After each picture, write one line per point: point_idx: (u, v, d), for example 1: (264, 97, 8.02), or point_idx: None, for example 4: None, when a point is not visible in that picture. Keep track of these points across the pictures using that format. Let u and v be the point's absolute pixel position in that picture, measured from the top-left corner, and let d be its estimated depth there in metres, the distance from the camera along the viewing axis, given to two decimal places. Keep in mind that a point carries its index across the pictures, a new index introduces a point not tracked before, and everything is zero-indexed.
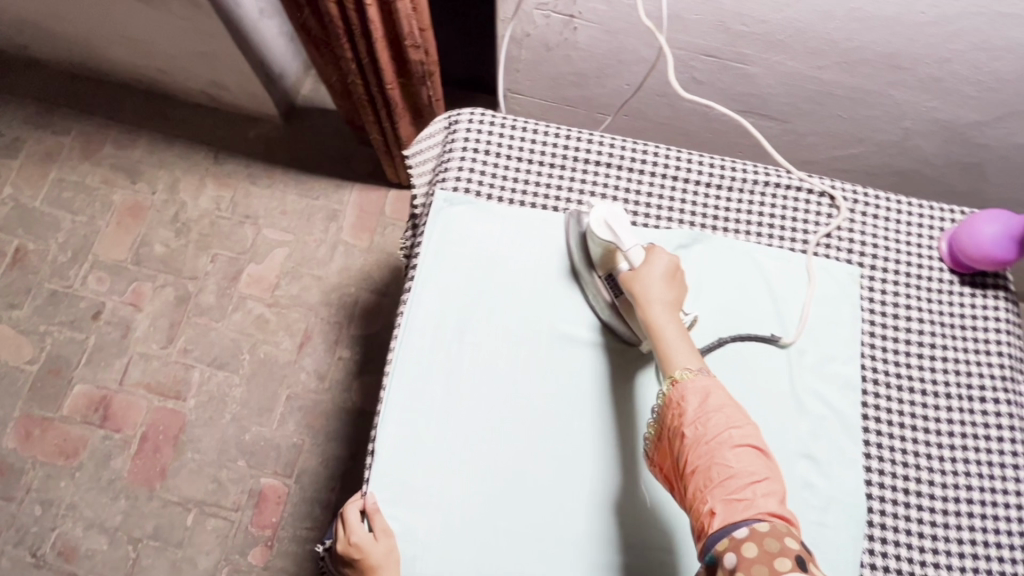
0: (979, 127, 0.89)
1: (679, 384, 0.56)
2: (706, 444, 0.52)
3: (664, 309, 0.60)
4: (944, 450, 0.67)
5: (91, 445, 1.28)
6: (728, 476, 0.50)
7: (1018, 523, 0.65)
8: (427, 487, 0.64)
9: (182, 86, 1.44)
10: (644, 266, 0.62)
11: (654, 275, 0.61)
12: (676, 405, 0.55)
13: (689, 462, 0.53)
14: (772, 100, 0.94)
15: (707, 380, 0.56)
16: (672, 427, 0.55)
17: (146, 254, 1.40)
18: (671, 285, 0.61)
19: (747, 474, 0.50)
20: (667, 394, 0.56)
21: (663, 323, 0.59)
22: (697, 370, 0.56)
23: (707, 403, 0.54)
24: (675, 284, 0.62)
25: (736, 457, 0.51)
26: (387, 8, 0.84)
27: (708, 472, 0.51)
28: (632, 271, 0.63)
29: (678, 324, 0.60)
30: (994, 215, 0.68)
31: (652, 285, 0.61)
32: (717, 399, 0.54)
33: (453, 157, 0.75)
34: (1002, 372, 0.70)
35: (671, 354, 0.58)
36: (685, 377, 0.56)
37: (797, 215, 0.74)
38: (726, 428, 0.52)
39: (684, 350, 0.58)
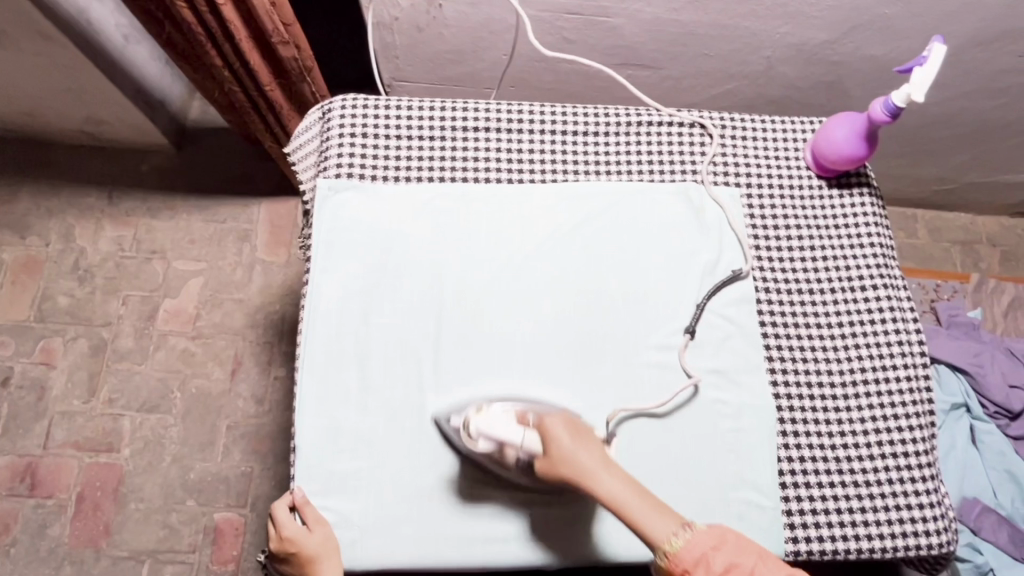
0: (829, 46, 0.95)
1: (677, 558, 0.54)
2: None
3: (603, 475, 0.57)
4: (836, 342, 0.73)
5: (24, 517, 1.20)
6: None
7: (910, 395, 0.71)
8: (355, 473, 0.64)
9: (58, 128, 1.36)
10: (554, 439, 0.58)
11: (566, 452, 0.58)
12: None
13: None
14: (642, 49, 0.98)
15: (694, 536, 0.54)
16: None
17: (51, 308, 1.32)
18: (583, 444, 0.58)
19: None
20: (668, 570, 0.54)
21: (613, 491, 0.56)
22: (680, 527, 0.55)
23: (711, 565, 0.53)
24: (589, 439, 0.59)
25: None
26: (244, 6, 0.82)
27: None
28: (544, 459, 0.58)
29: (626, 482, 0.57)
30: (843, 116, 0.73)
31: (579, 461, 0.57)
32: (714, 555, 0.53)
33: (331, 144, 0.74)
34: (876, 261, 0.76)
35: (646, 527, 0.55)
36: (679, 546, 0.54)
37: (673, 149, 0.78)
38: None
39: (656, 518, 0.55)
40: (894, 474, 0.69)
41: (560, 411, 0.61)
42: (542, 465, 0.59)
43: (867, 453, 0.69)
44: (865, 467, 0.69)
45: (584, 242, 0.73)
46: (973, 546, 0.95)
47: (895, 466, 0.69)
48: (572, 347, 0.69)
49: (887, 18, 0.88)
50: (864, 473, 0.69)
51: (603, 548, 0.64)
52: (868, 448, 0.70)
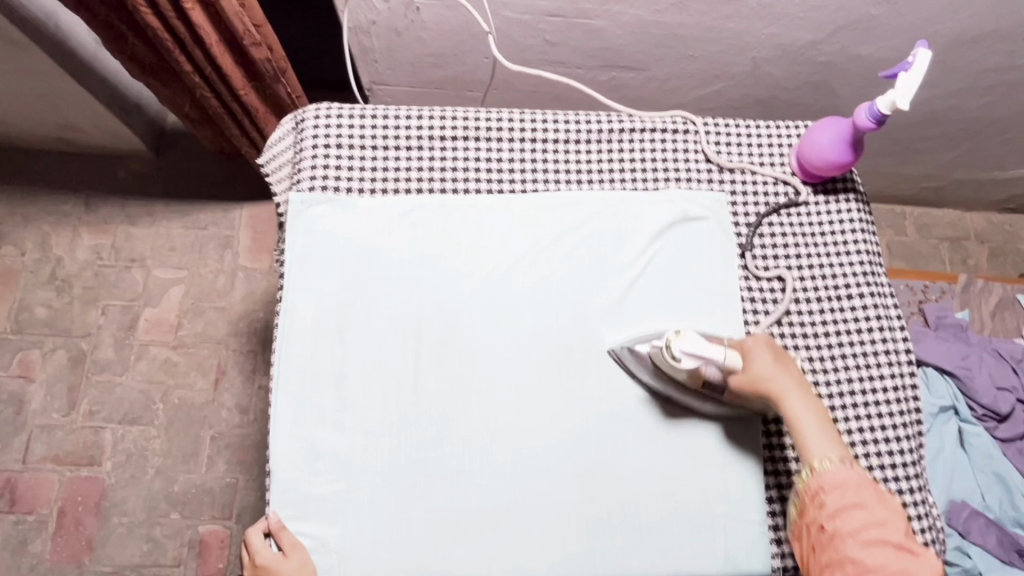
0: (816, 46, 0.93)
1: (821, 474, 0.57)
2: (841, 538, 0.55)
3: (797, 397, 0.61)
4: (822, 352, 0.72)
5: (4, 534, 1.18)
6: (861, 570, 0.53)
7: (897, 405, 0.71)
8: (332, 496, 0.62)
9: (31, 135, 1.32)
10: (758, 359, 0.63)
11: (766, 369, 0.62)
12: (815, 496, 0.57)
13: (826, 556, 0.55)
14: (626, 50, 0.96)
15: (850, 473, 0.57)
16: (809, 522, 0.57)
17: (28, 319, 1.29)
18: (785, 366, 0.63)
19: (884, 570, 0.52)
20: (806, 482, 0.58)
21: (797, 409, 0.60)
22: (840, 459, 0.58)
23: (847, 498, 0.56)
24: (787, 363, 0.63)
25: (872, 552, 0.53)
26: (213, 9, 0.80)
27: (840, 563, 0.54)
28: (742, 376, 0.62)
29: (811, 406, 0.61)
30: (828, 121, 0.72)
31: (772, 374, 0.62)
32: (853, 499, 0.55)
33: (305, 156, 0.72)
34: (863, 269, 0.75)
35: (808, 443, 0.59)
36: (826, 467, 0.58)
37: (657, 155, 0.76)
38: (862, 523, 0.54)
39: (823, 439, 0.59)
40: (881, 487, 0.68)
41: (760, 335, 0.65)
42: (739, 382, 0.62)
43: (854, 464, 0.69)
44: None
45: (567, 255, 0.71)
46: (962, 550, 0.95)
47: (881, 478, 0.68)
48: (554, 362, 0.68)
49: (872, 18, 0.87)
50: None
51: (588, 568, 0.63)
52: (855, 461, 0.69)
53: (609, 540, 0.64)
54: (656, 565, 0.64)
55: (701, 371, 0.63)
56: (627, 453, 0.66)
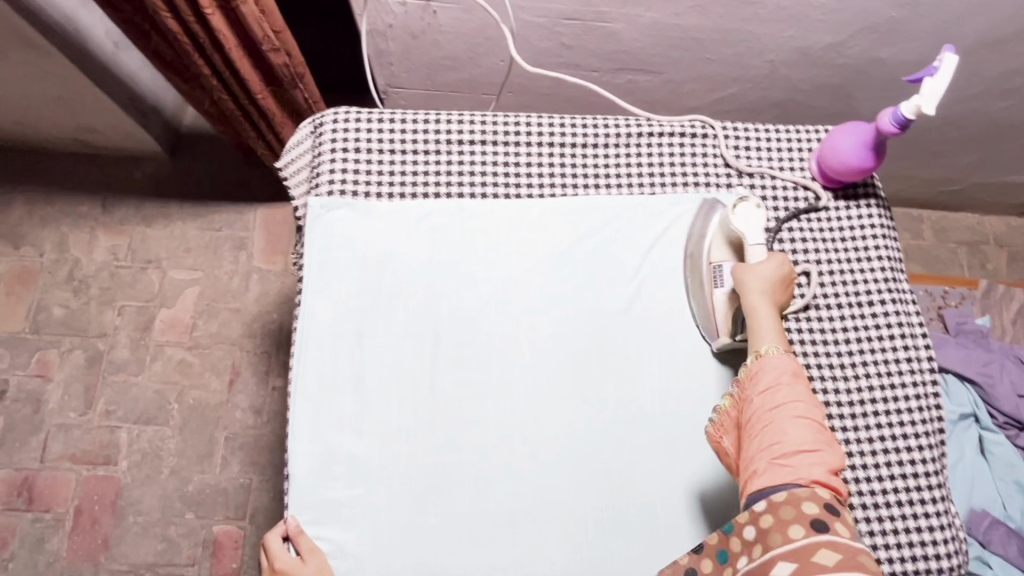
0: (835, 49, 0.92)
1: (764, 358, 0.58)
2: (766, 413, 0.55)
3: (762, 298, 0.62)
4: (843, 359, 0.71)
5: (22, 531, 1.20)
6: (778, 443, 0.54)
7: (919, 414, 0.70)
8: (350, 501, 0.62)
9: (50, 137, 1.34)
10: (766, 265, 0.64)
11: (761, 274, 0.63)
12: (753, 377, 0.58)
13: (750, 430, 0.56)
14: (642, 54, 0.95)
15: (790, 364, 0.58)
16: (741, 402, 0.58)
17: (46, 319, 1.31)
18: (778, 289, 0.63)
19: (802, 445, 0.53)
20: (749, 366, 0.59)
21: (760, 308, 0.62)
22: (784, 350, 0.59)
23: (781, 380, 0.57)
24: (782, 293, 0.64)
25: (795, 429, 0.54)
26: (233, 15, 0.80)
27: (761, 436, 0.55)
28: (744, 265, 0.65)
29: (774, 313, 0.62)
30: (849, 126, 0.71)
31: (761, 278, 0.63)
32: (784, 381, 0.57)
33: (323, 160, 0.72)
34: (884, 275, 0.74)
35: (761, 332, 0.61)
36: (770, 354, 0.59)
37: (675, 160, 0.76)
38: (790, 403, 0.55)
39: (772, 337, 0.60)
40: (903, 497, 0.67)
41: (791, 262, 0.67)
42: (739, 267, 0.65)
43: (875, 474, 0.68)
44: (874, 488, 0.67)
45: (585, 260, 0.71)
46: (982, 560, 0.94)
47: (903, 488, 0.67)
48: (572, 367, 0.68)
49: (893, 21, 0.86)
50: (873, 495, 0.67)
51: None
52: (877, 470, 0.68)
53: (627, 548, 0.64)
54: None
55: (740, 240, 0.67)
56: (645, 460, 0.66)
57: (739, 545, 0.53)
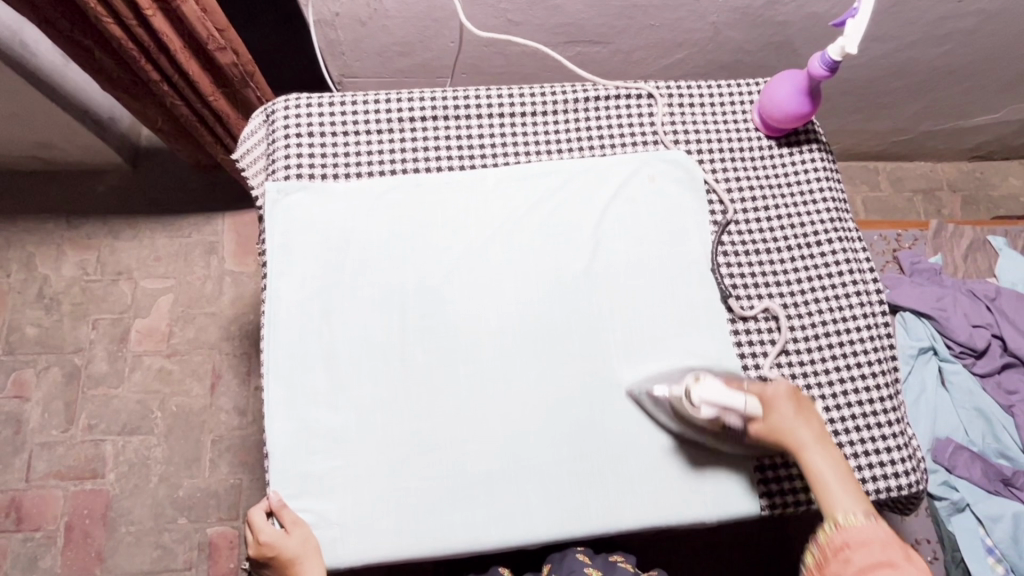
0: (773, 6, 0.95)
1: (843, 530, 0.57)
2: None
3: (817, 449, 0.61)
4: (796, 298, 0.74)
5: (13, 551, 1.19)
6: None
7: (871, 343, 0.73)
8: (330, 472, 0.64)
9: (6, 156, 1.32)
10: (786, 412, 0.62)
11: (786, 417, 0.62)
12: (838, 550, 0.56)
13: None
14: (589, 25, 0.97)
15: (876, 530, 0.56)
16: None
17: (19, 339, 1.30)
18: (812, 430, 0.62)
19: None
20: (828, 536, 0.58)
21: (820, 466, 0.60)
22: (865, 516, 0.57)
23: (873, 554, 0.55)
24: (808, 426, 0.62)
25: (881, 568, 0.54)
26: (175, 15, 0.81)
27: None
28: (761, 424, 0.62)
29: (834, 461, 0.61)
30: (784, 75, 0.74)
31: (795, 429, 0.61)
32: (875, 552, 0.55)
33: (277, 146, 0.73)
34: (830, 215, 0.77)
35: (831, 498, 0.59)
36: (850, 523, 0.57)
37: (622, 122, 0.78)
38: None
39: (847, 495, 0.58)
40: (860, 422, 0.71)
41: (783, 382, 0.64)
42: (759, 428, 0.62)
43: (833, 404, 0.71)
44: (833, 416, 0.71)
45: (541, 224, 0.73)
46: (949, 484, 0.99)
47: (861, 414, 0.71)
48: (537, 327, 0.70)
49: None
50: (833, 423, 0.71)
51: (584, 522, 0.65)
52: (834, 399, 0.71)
53: (603, 495, 0.66)
54: (649, 516, 0.66)
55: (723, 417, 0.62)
56: (614, 409, 0.68)
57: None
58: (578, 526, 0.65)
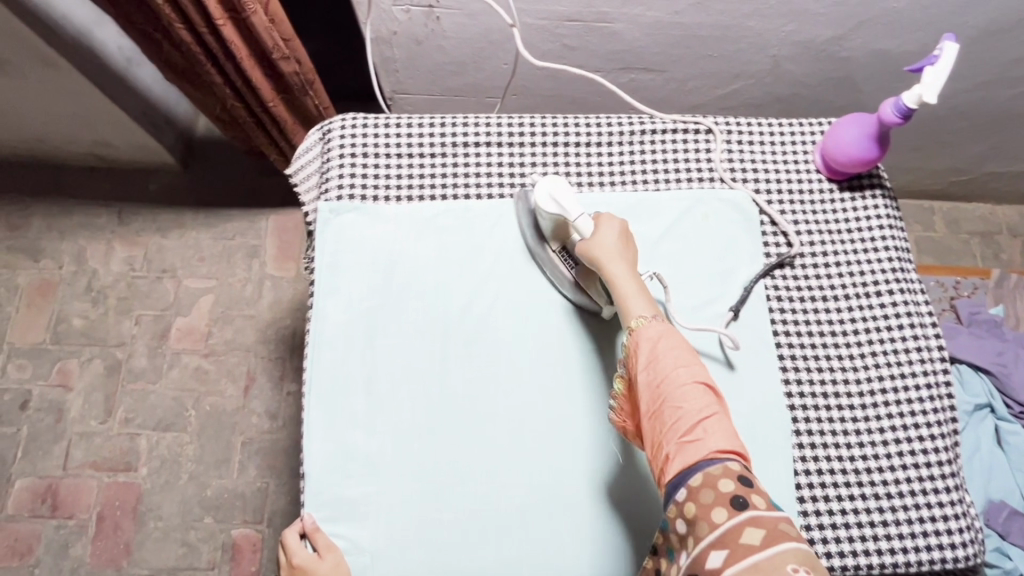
0: (838, 42, 0.92)
1: (636, 330, 0.59)
2: (658, 389, 0.56)
3: (620, 263, 0.63)
4: (851, 350, 0.71)
5: (46, 537, 1.22)
6: (679, 419, 0.54)
7: (930, 402, 0.69)
8: (364, 499, 0.63)
9: (68, 152, 1.37)
10: (603, 230, 0.64)
11: (606, 233, 0.64)
12: (633, 353, 0.58)
13: (648, 412, 0.56)
14: (645, 53, 0.96)
15: (660, 325, 0.59)
16: (632, 378, 0.58)
17: (65, 330, 1.34)
18: (624, 242, 0.65)
19: (698, 415, 0.54)
20: (626, 342, 0.60)
21: (616, 272, 0.62)
22: (653, 317, 0.60)
23: (659, 348, 0.57)
24: (625, 241, 0.65)
25: (689, 399, 0.54)
26: (244, 25, 0.82)
27: (663, 419, 0.55)
28: (584, 239, 0.65)
29: (632, 274, 0.63)
30: (851, 117, 0.72)
31: (606, 244, 0.64)
32: (665, 344, 0.57)
33: (332, 166, 0.73)
34: (891, 264, 0.74)
35: (628, 301, 0.61)
36: (641, 325, 0.59)
37: (679, 155, 0.76)
38: (675, 371, 0.56)
39: (640, 300, 0.61)
40: (916, 486, 0.67)
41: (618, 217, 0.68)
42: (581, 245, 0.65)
43: (887, 464, 0.68)
44: (887, 478, 0.67)
45: None
46: (1001, 551, 0.92)
47: (916, 478, 0.67)
48: (580, 364, 0.68)
49: (896, 12, 0.86)
50: (886, 485, 0.67)
51: (619, 569, 0.63)
52: (888, 459, 0.68)
53: (641, 543, 0.64)
54: None
55: (566, 223, 0.67)
56: None
57: (677, 541, 0.52)
58: (613, 574, 0.63)
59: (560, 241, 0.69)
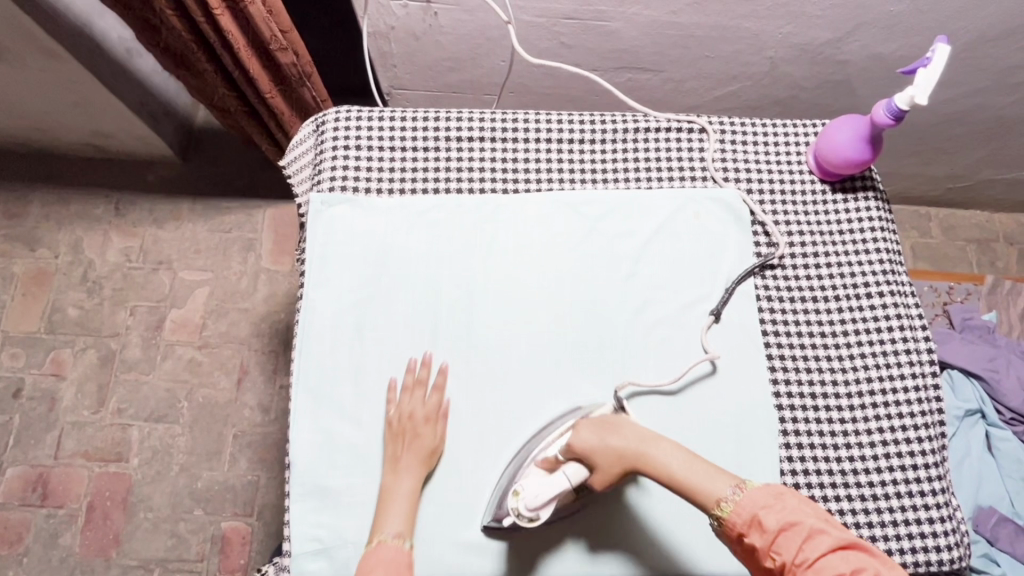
0: (835, 44, 0.93)
1: (730, 517, 0.53)
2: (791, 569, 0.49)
3: (652, 450, 0.57)
4: (840, 351, 0.71)
5: (36, 526, 1.22)
6: None
7: (918, 405, 0.69)
8: (349, 490, 0.63)
9: (67, 142, 1.37)
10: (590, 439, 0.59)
11: (610, 451, 0.58)
12: (741, 537, 0.52)
13: None
14: (643, 52, 0.96)
15: (747, 494, 0.53)
16: (752, 561, 0.52)
17: (60, 319, 1.34)
18: (622, 436, 0.59)
19: None
20: (727, 533, 0.53)
21: (668, 461, 0.56)
22: (735, 486, 0.54)
23: (767, 522, 0.51)
24: (622, 432, 0.59)
25: (831, 565, 0.48)
26: (242, 16, 0.82)
27: None
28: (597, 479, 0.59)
29: (675, 452, 0.57)
30: (845, 119, 0.71)
31: (615, 450, 0.58)
32: (772, 518, 0.51)
33: (325, 158, 0.74)
34: (883, 266, 0.74)
35: (701, 489, 0.54)
36: (731, 504, 0.53)
37: (672, 153, 0.76)
38: (799, 543, 0.49)
39: (712, 479, 0.55)
40: (902, 488, 0.67)
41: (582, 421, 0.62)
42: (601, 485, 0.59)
43: (874, 466, 0.68)
44: (873, 480, 0.67)
45: (581, 254, 0.72)
46: (989, 557, 0.93)
47: (902, 480, 0.67)
48: (568, 359, 0.68)
49: (893, 16, 0.86)
50: (872, 487, 0.67)
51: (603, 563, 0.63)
52: (875, 461, 0.68)
53: (624, 537, 0.64)
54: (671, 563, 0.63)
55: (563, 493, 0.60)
56: None
57: None
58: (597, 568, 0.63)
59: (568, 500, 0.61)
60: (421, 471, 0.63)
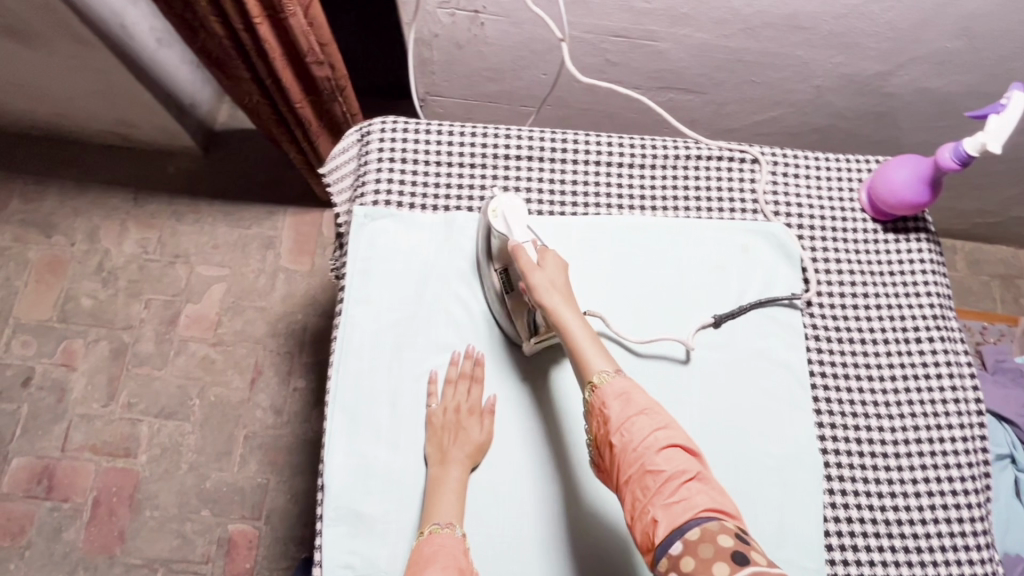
0: (885, 77, 0.91)
1: (599, 388, 0.55)
2: (634, 450, 0.52)
3: (568, 307, 0.59)
4: (888, 396, 0.70)
5: (39, 519, 1.20)
6: (663, 479, 0.50)
7: (965, 456, 0.68)
8: (384, 516, 0.62)
9: (88, 128, 1.35)
10: (541, 263, 0.61)
11: (547, 274, 0.60)
12: (600, 410, 0.55)
13: (626, 475, 0.52)
14: (687, 74, 0.95)
15: (624, 380, 0.55)
16: (602, 436, 0.55)
17: (73, 309, 1.32)
18: (565, 283, 0.61)
19: (681, 474, 0.50)
20: (588, 399, 0.56)
21: (573, 322, 0.58)
22: (614, 371, 0.56)
23: (628, 406, 0.54)
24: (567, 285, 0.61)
25: (667, 459, 0.51)
26: (280, 26, 0.80)
27: (643, 480, 0.51)
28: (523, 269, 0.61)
29: (583, 320, 0.59)
30: (905, 158, 0.70)
31: (551, 284, 0.60)
32: (636, 398, 0.54)
33: (369, 170, 0.72)
34: (933, 311, 0.72)
35: (585, 356, 0.57)
36: (603, 380, 0.55)
37: (721, 184, 0.75)
38: (651, 431, 0.52)
39: (597, 353, 0.57)
40: (946, 542, 0.65)
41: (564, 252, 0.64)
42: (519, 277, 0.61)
43: (919, 517, 0.66)
44: (917, 530, 0.66)
45: (626, 284, 0.71)
46: None
47: (947, 533, 0.66)
48: None
49: (949, 52, 0.84)
50: (916, 538, 0.66)
51: None
52: (920, 512, 0.66)
53: None
54: None
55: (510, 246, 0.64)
56: None
57: None
58: None
59: (502, 261, 0.66)
60: (468, 464, 0.62)
